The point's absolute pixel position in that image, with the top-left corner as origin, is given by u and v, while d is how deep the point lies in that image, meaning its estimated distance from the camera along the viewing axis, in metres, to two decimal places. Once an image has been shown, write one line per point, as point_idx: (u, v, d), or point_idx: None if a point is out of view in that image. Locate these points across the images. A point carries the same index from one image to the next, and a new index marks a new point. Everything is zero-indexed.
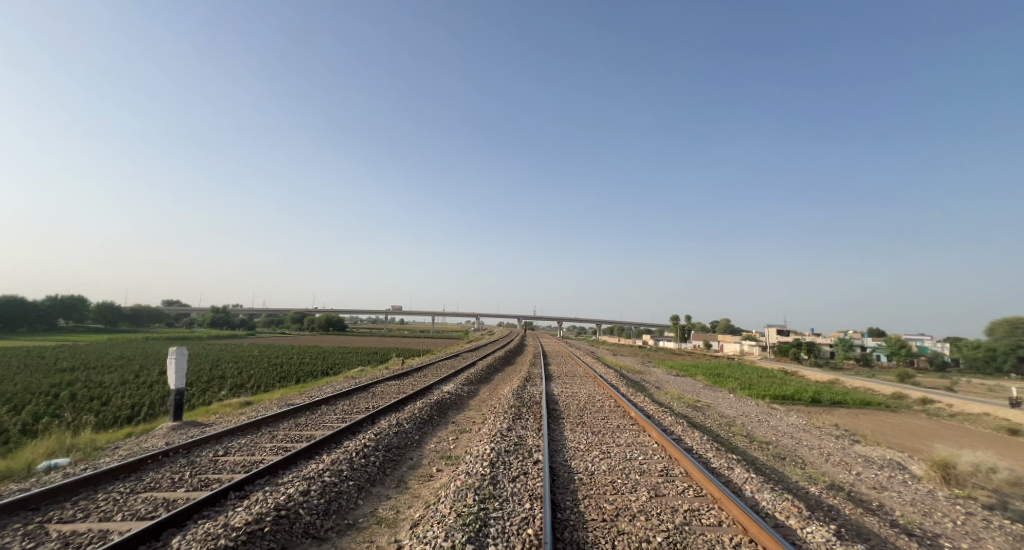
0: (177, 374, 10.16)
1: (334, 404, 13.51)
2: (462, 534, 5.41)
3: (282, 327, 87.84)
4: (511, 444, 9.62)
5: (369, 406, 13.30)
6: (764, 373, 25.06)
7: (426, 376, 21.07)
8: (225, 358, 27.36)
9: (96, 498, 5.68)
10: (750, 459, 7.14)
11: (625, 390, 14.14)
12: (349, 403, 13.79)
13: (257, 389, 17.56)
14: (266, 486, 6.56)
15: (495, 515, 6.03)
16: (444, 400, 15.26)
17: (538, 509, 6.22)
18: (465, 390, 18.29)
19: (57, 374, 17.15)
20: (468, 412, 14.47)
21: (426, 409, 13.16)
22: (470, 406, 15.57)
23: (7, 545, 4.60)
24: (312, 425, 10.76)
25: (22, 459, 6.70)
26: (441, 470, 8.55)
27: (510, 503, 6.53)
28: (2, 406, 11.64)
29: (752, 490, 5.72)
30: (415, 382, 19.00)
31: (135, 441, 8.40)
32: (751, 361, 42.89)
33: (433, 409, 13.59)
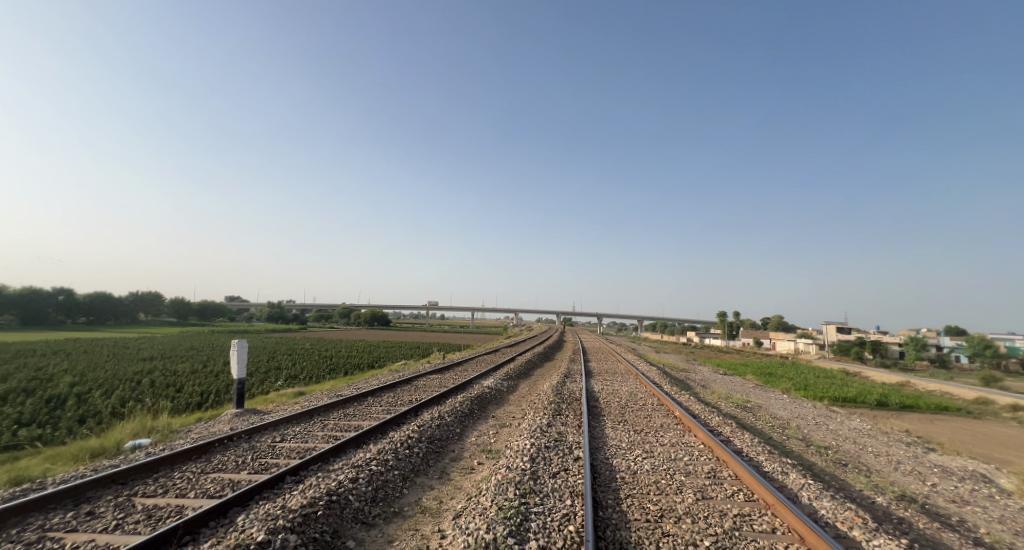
0: (238, 364, 10.81)
1: (380, 396, 13.99)
2: (504, 528, 5.48)
3: (332, 321, 92.06)
4: (551, 440, 9.65)
5: (412, 399, 13.67)
6: (824, 373, 23.70)
7: (466, 371, 21.27)
8: (282, 350, 29.10)
9: (173, 476, 6.18)
10: (806, 464, 6.82)
11: (668, 388, 13.77)
12: (393, 395, 14.23)
13: (310, 380, 18.50)
14: (319, 472, 6.90)
15: (537, 510, 6.08)
16: (484, 394, 15.39)
17: (579, 506, 6.22)
18: (504, 385, 18.36)
19: (138, 362, 18.84)
20: (508, 407, 14.60)
21: (465, 403, 13.34)
22: (510, 401, 15.70)
23: (102, 514, 5.08)
24: (359, 416, 11.17)
25: (112, 438, 7.40)
26: (483, 463, 8.69)
27: (551, 499, 6.55)
28: (94, 390, 12.89)
29: (809, 497, 5.48)
30: (456, 377, 19.29)
31: (204, 426, 9.05)
32: (809, 360, 40.68)
33: (473, 403, 13.77)
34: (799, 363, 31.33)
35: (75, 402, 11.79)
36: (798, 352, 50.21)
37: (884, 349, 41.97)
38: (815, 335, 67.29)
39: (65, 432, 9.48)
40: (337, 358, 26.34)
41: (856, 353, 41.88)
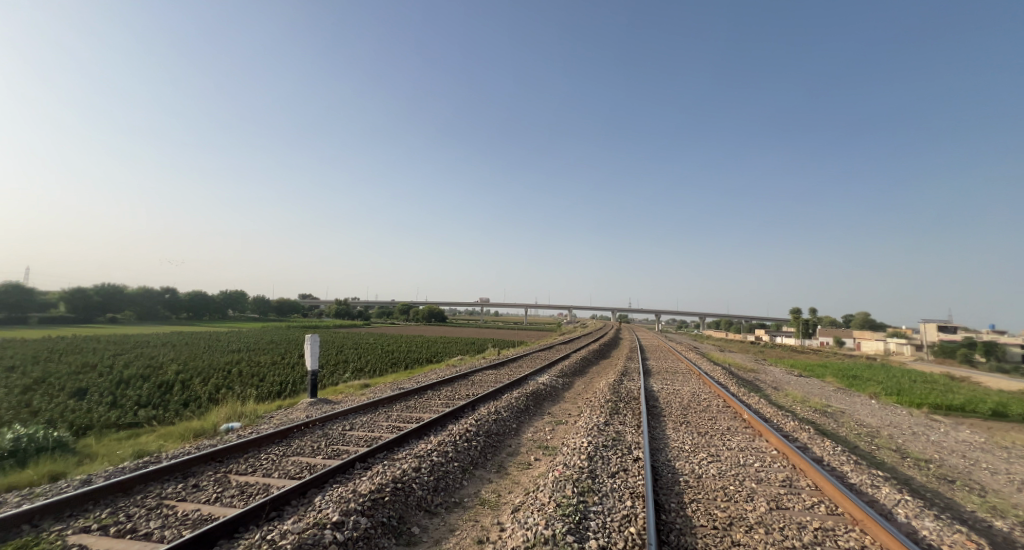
0: (312, 357, 11.58)
1: (438, 390, 14.47)
2: (563, 525, 5.49)
3: (394, 316, 96.36)
4: (609, 438, 9.53)
5: (470, 393, 14.00)
6: (923, 378, 21.47)
7: (521, 367, 21.46)
8: (350, 345, 30.91)
9: (260, 457, 6.76)
10: (901, 478, 6.26)
11: (735, 389, 13.14)
12: (451, 389, 14.68)
13: (375, 373, 19.52)
14: (385, 460, 7.25)
15: (596, 510, 6.03)
16: (539, 391, 15.47)
17: (641, 508, 6.09)
18: (560, 381, 18.34)
19: (227, 354, 20.82)
20: (564, 404, 14.57)
21: (521, 398, 13.48)
22: (566, 398, 15.66)
23: (204, 487, 5.66)
24: (421, 408, 11.61)
25: (210, 420, 8.21)
26: (540, 459, 8.73)
27: (610, 499, 6.47)
28: (193, 378, 14.41)
29: (907, 515, 5.03)
30: (512, 373, 19.53)
31: (285, 413, 9.81)
32: (904, 362, 36.99)
33: (529, 399, 13.87)
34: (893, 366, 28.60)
35: (180, 387, 13.22)
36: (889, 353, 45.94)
37: (1000, 350, 37.67)
38: (910, 334, 60.97)
39: (171, 414, 10.67)
40: (399, 352, 27.62)
41: (963, 355, 37.66)
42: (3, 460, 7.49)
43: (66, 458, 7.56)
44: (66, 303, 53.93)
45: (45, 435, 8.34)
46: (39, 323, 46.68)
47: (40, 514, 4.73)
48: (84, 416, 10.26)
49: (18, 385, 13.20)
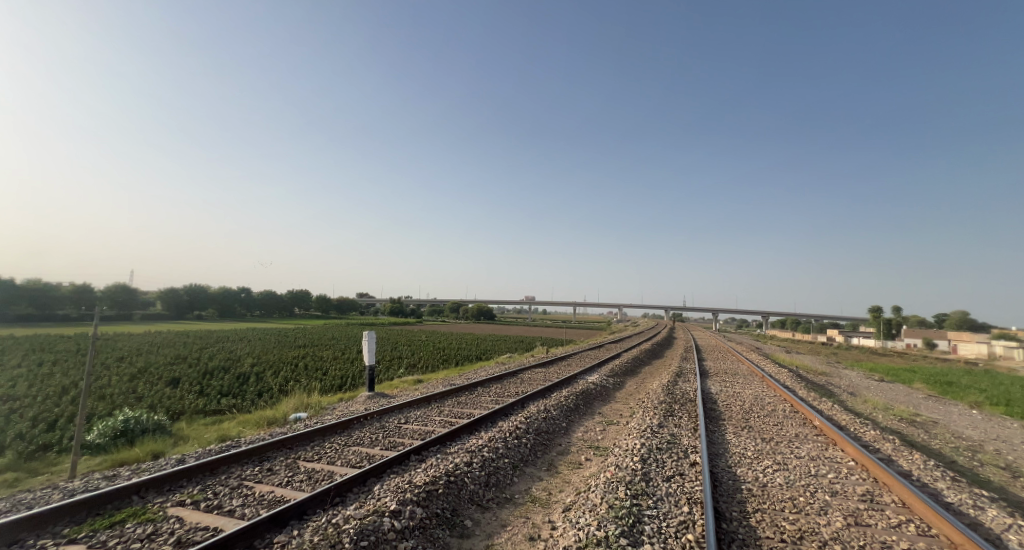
0: (370, 352, 12.02)
1: (488, 387, 14.61)
2: (616, 527, 5.35)
3: (445, 313, 98.62)
4: (664, 441, 9.19)
5: (519, 391, 14.02)
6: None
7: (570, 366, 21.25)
8: (405, 342, 32.01)
9: (324, 446, 7.11)
10: (1011, 500, 5.59)
11: (804, 394, 12.29)
12: (501, 386, 14.77)
13: (427, 369, 20.07)
14: (438, 453, 7.38)
15: (651, 513, 5.83)
16: (589, 390, 15.23)
17: (699, 514, 5.82)
18: (610, 381, 17.98)
19: (294, 349, 22.19)
20: (615, 404, 14.26)
21: (571, 397, 13.32)
22: (617, 398, 15.32)
23: (276, 471, 6.02)
24: (471, 404, 11.77)
25: (281, 410, 8.74)
26: (591, 459, 8.58)
27: (666, 503, 6.23)
28: (264, 370, 15.47)
29: (1020, 543, 4.49)
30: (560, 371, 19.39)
31: (346, 405, 10.27)
32: (1013, 368, 32.91)
33: (578, 399, 13.68)
34: (999, 372, 25.52)
35: (254, 379, 14.23)
36: (991, 357, 41.12)
37: None
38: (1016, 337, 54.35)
39: (247, 402, 11.51)
40: (451, 349, 28.27)
41: None
42: (114, 439, 8.39)
43: (163, 439, 8.34)
44: (161, 302, 60.12)
45: (147, 418, 9.25)
46: (141, 318, 52.48)
47: (144, 487, 5.26)
48: (176, 402, 11.29)
49: (123, 373, 14.79)
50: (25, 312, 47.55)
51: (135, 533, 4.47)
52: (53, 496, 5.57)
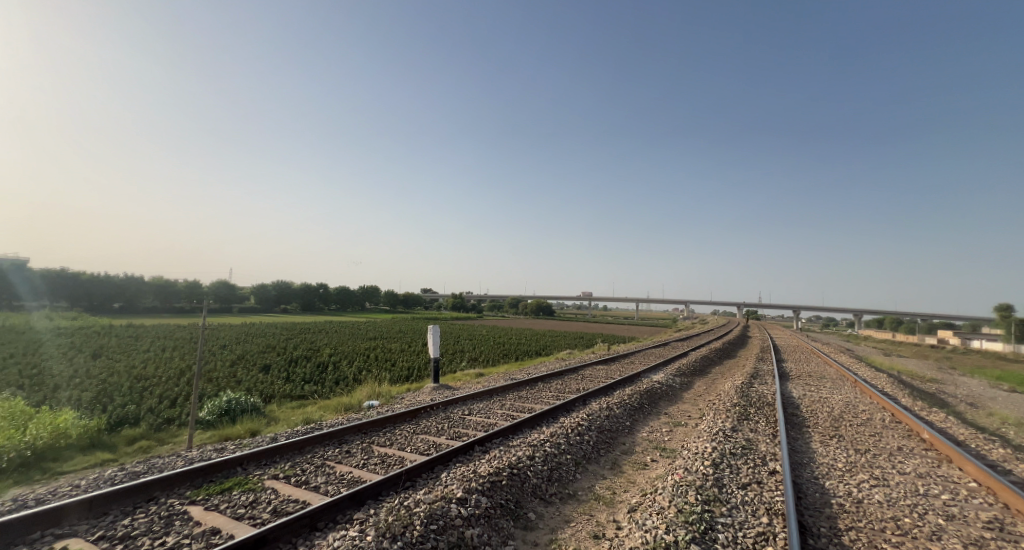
0: (435, 345, 12.25)
1: (549, 382, 14.49)
2: (686, 532, 5.01)
3: (504, 309, 99.76)
4: (739, 447, 8.54)
5: (580, 388, 13.76)
6: None
7: (634, 364, 20.54)
8: (468, 336, 32.68)
9: (395, 432, 7.33)
10: None
11: (908, 403, 10.94)
12: (561, 382, 14.59)
13: (488, 362, 20.36)
14: (501, 446, 7.33)
15: (724, 521, 5.40)
16: (654, 389, 14.60)
17: (780, 526, 5.32)
18: (677, 381, 17.15)
19: (366, 340, 23.46)
20: (682, 405, 13.58)
21: (635, 396, 12.79)
22: (684, 399, 14.60)
23: (353, 453, 6.29)
24: (531, 399, 11.66)
25: (356, 397, 9.17)
26: (657, 461, 8.15)
27: (742, 511, 5.75)
28: (341, 360, 16.42)
29: None
30: (623, 369, 18.79)
31: (414, 395, 10.60)
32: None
33: (643, 397, 13.17)
34: None
35: (331, 367, 15.16)
36: None
37: None
38: None
39: (327, 388, 12.29)
40: (513, 344, 28.50)
41: None
42: (220, 416, 9.27)
43: (259, 419, 9.07)
44: (255, 297, 66.23)
45: (245, 399, 10.13)
46: (239, 311, 58.23)
47: (247, 460, 5.74)
48: (267, 386, 12.28)
49: (226, 359, 16.38)
50: (151, 304, 54.62)
51: (240, 500, 4.90)
52: (177, 462, 6.20)
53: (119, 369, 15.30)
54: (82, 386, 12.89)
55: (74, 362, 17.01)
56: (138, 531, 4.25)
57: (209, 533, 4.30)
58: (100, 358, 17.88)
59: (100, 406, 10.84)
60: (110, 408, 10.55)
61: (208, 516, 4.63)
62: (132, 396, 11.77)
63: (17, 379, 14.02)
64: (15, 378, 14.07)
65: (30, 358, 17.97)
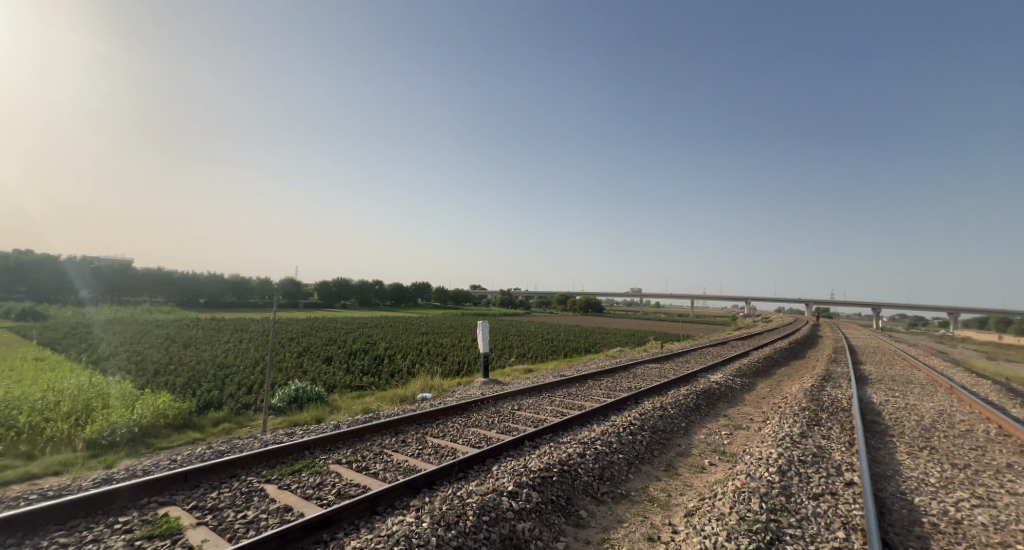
0: (484, 340, 12.20)
1: (600, 380, 14.13)
2: (749, 542, 4.62)
3: (552, 306, 99.12)
4: (809, 454, 7.83)
5: (632, 386, 13.29)
6: None
7: (690, 363, 19.64)
8: (519, 332, 32.66)
9: (447, 425, 7.33)
10: None
11: (1018, 414, 9.60)
12: (612, 380, 14.17)
13: (538, 359, 20.22)
14: (551, 442, 7.12)
15: (793, 532, 4.94)
16: (712, 390, 13.84)
17: (860, 543, 4.78)
18: (738, 382, 16.19)
19: (420, 335, 24.05)
20: (744, 407, 12.79)
21: (691, 396, 12.14)
22: (746, 401, 13.74)
23: (408, 443, 6.34)
24: (582, 396, 11.38)
25: (411, 389, 9.32)
26: (716, 465, 7.64)
27: (814, 524, 5.24)
28: (396, 353, 16.90)
29: None
30: (678, 368, 18.01)
31: (465, 389, 10.67)
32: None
33: (700, 398, 12.51)
34: None
35: (388, 360, 15.63)
36: None
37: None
38: None
39: (385, 380, 12.67)
40: (563, 341, 28.16)
41: None
42: (290, 403, 9.78)
43: (324, 407, 9.42)
44: (318, 293, 69.90)
45: (311, 388, 10.62)
46: (302, 307, 61.66)
47: (314, 444, 5.93)
48: (330, 376, 12.84)
49: (293, 351, 17.30)
50: (227, 299, 59.03)
51: (309, 481, 5.07)
52: (255, 443, 6.54)
53: (204, 358, 16.60)
54: (174, 372, 14.10)
55: (167, 351, 18.68)
56: (223, 503, 4.51)
57: (282, 510, 4.48)
58: (189, 348, 19.49)
59: (191, 390, 11.78)
60: (199, 392, 11.44)
61: (281, 494, 4.82)
62: (215, 382, 12.71)
63: (123, 364, 15.59)
64: (121, 364, 15.65)
65: (132, 347, 19.94)
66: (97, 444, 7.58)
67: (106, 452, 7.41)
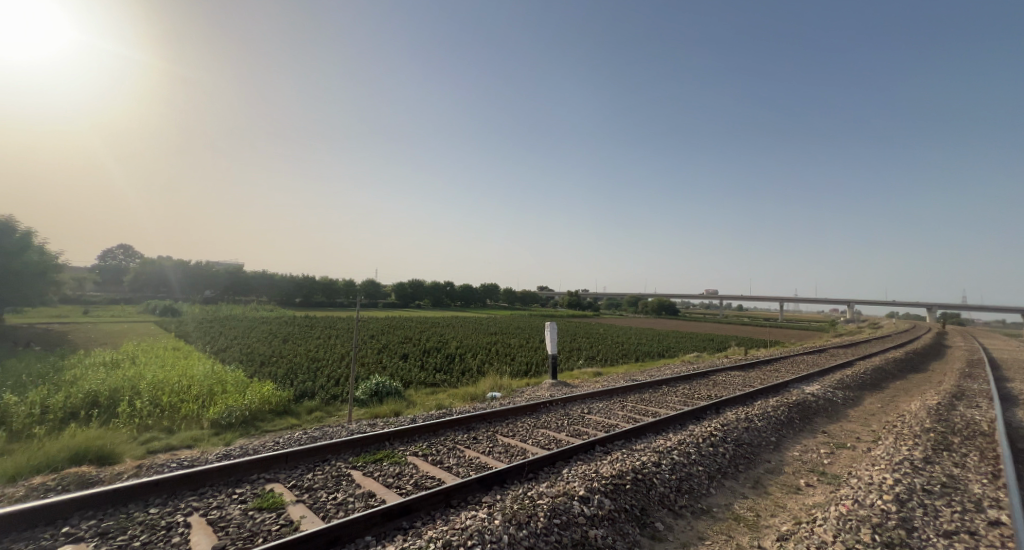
0: (551, 341, 11.75)
1: (676, 386, 13.10)
2: None
3: (622, 308, 96.05)
4: (937, 484, 6.46)
5: (712, 394, 12.15)
6: None
7: (780, 372, 17.75)
8: (590, 334, 31.75)
9: (516, 425, 7.00)
10: None
11: None
12: (690, 387, 13.07)
13: (608, 362, 19.41)
14: (624, 449, 6.49)
15: None
16: (809, 402, 12.27)
17: None
18: (840, 395, 14.26)
19: (489, 336, 24.15)
20: (849, 424, 11.17)
21: (781, 408, 10.78)
22: (852, 417, 12.02)
23: (479, 441, 6.08)
24: (656, 403, 10.54)
25: (481, 388, 9.14)
26: (815, 487, 6.55)
27: None
28: (465, 353, 16.97)
29: None
30: (767, 377, 16.33)
31: (533, 390, 10.30)
32: None
33: (794, 410, 11.11)
34: None
35: (458, 359, 15.73)
36: None
37: None
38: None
39: (457, 378, 12.69)
40: (636, 345, 26.89)
41: None
42: (372, 397, 10.03)
43: (401, 401, 9.54)
44: (395, 294, 73.45)
45: (390, 383, 10.84)
46: (381, 307, 64.95)
47: (393, 436, 5.85)
48: (406, 372, 13.11)
49: (373, 347, 18.04)
50: (315, 298, 63.82)
51: (390, 470, 4.98)
52: (343, 431, 6.66)
53: (298, 351, 17.85)
54: (275, 363, 15.25)
55: (267, 344, 20.36)
56: (318, 484, 4.52)
57: (366, 495, 4.39)
58: (285, 342, 21.10)
59: (289, 379, 12.61)
60: (295, 382, 12.18)
61: (366, 480, 4.75)
62: (309, 373, 13.50)
63: (235, 355, 17.20)
64: (231, 355, 17.23)
65: (239, 340, 21.99)
66: (218, 424, 8.25)
67: (225, 431, 8.02)
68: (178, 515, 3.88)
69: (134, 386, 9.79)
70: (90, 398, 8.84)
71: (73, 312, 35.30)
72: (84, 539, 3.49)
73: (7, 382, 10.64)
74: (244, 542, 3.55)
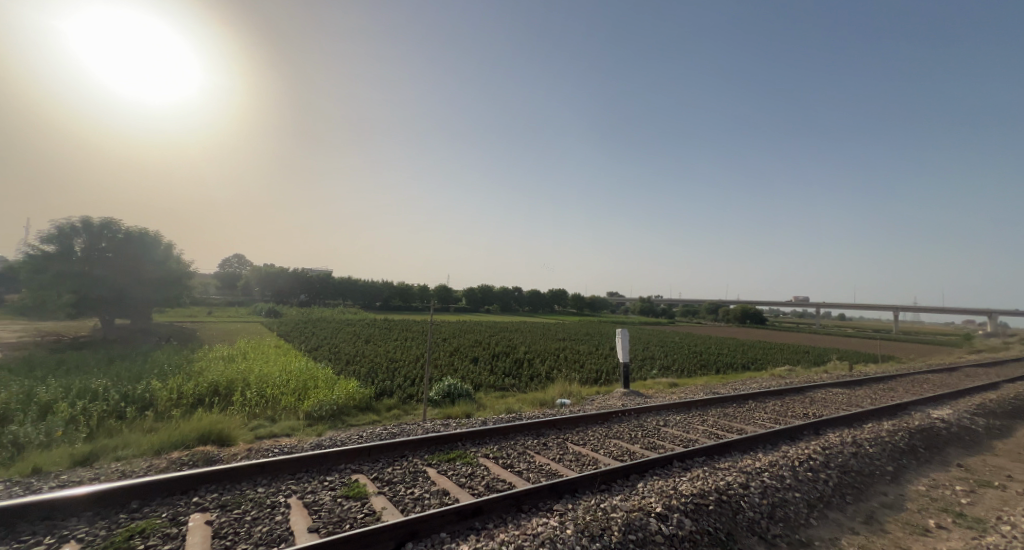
0: (623, 349, 10.82)
1: (765, 401, 11.61)
2: None
3: (700, 315, 90.32)
4: None
5: (810, 413, 10.53)
6: None
7: (895, 391, 15.22)
8: (666, 343, 29.87)
9: (585, 433, 6.34)
10: None
11: None
12: (781, 403, 11.49)
13: (684, 372, 17.93)
14: (705, 466, 5.52)
15: None
16: (937, 428, 10.17)
17: None
18: (979, 422, 11.78)
19: (557, 342, 23.50)
20: (996, 458, 9.09)
21: (900, 433, 8.98)
22: (999, 450, 9.80)
23: (548, 447, 5.52)
24: (742, 419, 9.28)
25: (548, 394, 8.55)
26: (950, 530, 4.90)
27: None
28: (532, 358, 16.52)
29: None
30: (879, 396, 14.06)
31: (604, 398, 9.53)
32: None
33: (917, 437, 9.24)
34: None
35: (525, 364, 15.31)
36: None
37: None
38: None
39: (527, 383, 12.25)
40: (719, 355, 24.78)
41: None
42: (445, 398, 9.85)
43: (473, 403, 9.24)
44: (468, 298, 75.06)
45: (462, 385, 10.61)
46: (454, 311, 66.54)
47: (466, 436, 5.44)
48: (475, 375, 12.89)
49: (446, 350, 18.16)
50: (395, 302, 67.03)
51: (462, 470, 4.57)
52: (419, 429, 6.42)
53: (378, 352, 18.45)
54: (359, 362, 15.81)
55: (351, 344, 21.40)
56: (398, 478, 4.21)
57: (441, 492, 4.00)
58: (366, 343, 22.04)
59: (370, 378, 12.93)
60: (376, 380, 12.43)
61: (440, 478, 4.38)
62: (388, 373, 13.77)
63: (324, 353, 18.18)
64: (322, 353, 18.23)
65: (326, 340, 23.36)
66: (311, 416, 8.46)
67: (316, 422, 8.19)
68: (281, 495, 3.73)
69: (246, 377, 10.44)
70: (212, 387, 9.49)
71: (201, 312, 40.06)
72: (208, 509, 3.44)
73: (153, 370, 11.93)
74: (334, 527, 3.28)
